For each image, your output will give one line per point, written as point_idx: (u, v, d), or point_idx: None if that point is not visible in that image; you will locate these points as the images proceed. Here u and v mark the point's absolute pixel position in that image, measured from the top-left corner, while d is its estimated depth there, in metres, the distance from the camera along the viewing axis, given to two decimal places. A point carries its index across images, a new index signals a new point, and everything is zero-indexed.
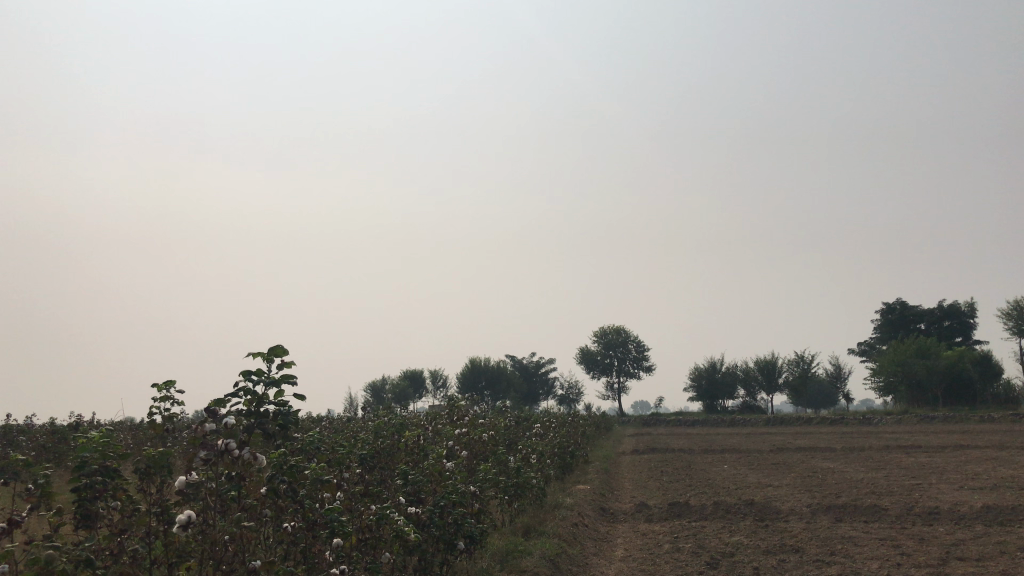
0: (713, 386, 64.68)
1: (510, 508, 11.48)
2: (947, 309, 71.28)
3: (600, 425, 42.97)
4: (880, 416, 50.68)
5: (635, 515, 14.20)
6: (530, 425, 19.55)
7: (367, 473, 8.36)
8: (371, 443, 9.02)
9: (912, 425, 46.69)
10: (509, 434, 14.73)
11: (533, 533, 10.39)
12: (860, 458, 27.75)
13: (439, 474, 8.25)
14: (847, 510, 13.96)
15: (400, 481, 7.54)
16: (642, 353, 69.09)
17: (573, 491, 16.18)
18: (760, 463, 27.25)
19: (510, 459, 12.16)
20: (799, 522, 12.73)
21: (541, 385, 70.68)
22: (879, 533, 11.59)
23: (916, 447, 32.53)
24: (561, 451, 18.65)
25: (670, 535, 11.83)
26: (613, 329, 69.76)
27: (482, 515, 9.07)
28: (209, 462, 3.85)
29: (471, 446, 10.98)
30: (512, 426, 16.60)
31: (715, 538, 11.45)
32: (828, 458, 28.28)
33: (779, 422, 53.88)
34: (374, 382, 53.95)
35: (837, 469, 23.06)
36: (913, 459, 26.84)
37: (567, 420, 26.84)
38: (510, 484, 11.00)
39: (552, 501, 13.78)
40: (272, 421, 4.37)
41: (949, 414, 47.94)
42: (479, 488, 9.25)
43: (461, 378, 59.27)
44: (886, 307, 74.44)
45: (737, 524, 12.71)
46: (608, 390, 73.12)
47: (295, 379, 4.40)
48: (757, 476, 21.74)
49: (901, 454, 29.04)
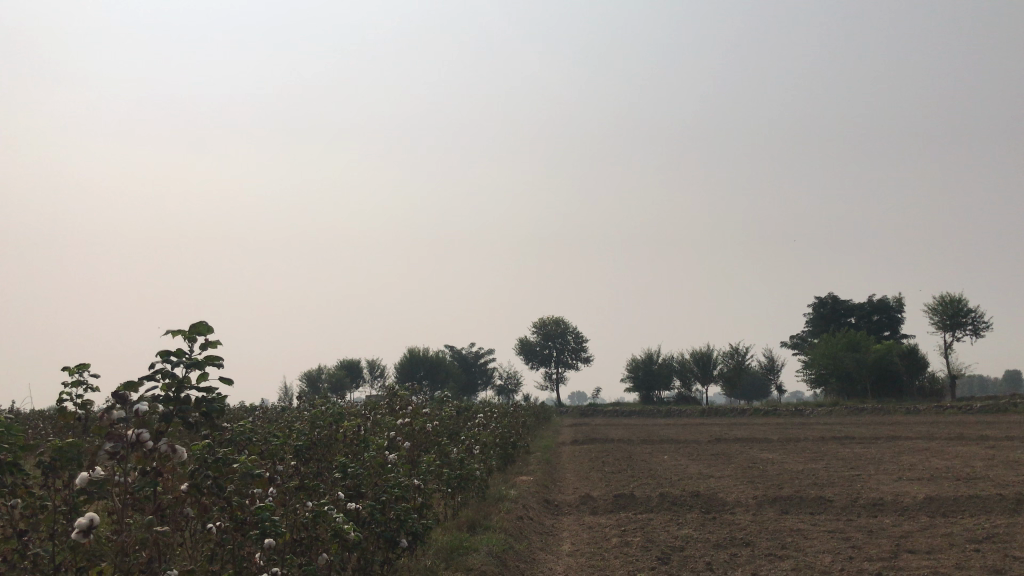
0: (650, 377, 65.12)
1: (453, 501, 11.03)
2: (876, 304, 72.97)
3: (539, 416, 42.74)
4: (811, 408, 51.56)
5: (579, 508, 13.86)
6: (471, 415, 19.08)
7: (302, 465, 7.82)
8: (306, 435, 8.46)
9: (842, 416, 47.55)
10: (451, 425, 14.21)
11: (477, 528, 9.92)
12: (797, 449, 27.97)
13: (381, 467, 7.72)
14: (792, 501, 13.85)
15: (339, 474, 7.02)
16: (581, 344, 69.26)
17: (516, 483, 15.80)
18: (699, 453, 27.24)
19: (453, 450, 11.68)
20: (746, 515, 12.54)
21: (479, 375, 70.23)
22: (827, 525, 11.46)
23: (848, 438, 33.07)
24: (502, 442, 18.25)
25: (618, 529, 11.49)
26: (553, 320, 69.69)
27: (426, 509, 8.62)
28: (119, 456, 3.27)
29: (414, 437, 10.48)
30: (454, 416, 16.13)
31: (663, 532, 11.16)
32: (765, 449, 28.42)
33: (714, 413, 54.41)
34: (310, 371, 52.77)
35: (775, 460, 23.17)
36: (848, 450, 27.10)
37: (507, 410, 26.44)
38: (453, 476, 10.55)
39: (496, 492, 13.38)
40: (194, 409, 3.81)
41: (877, 406, 49.01)
42: (421, 481, 8.75)
43: (399, 369, 58.47)
44: (818, 301, 75.89)
45: (685, 517, 12.46)
46: (547, 381, 73.10)
47: (222, 360, 3.84)
48: (697, 467, 21.66)
49: (836, 445, 29.44)
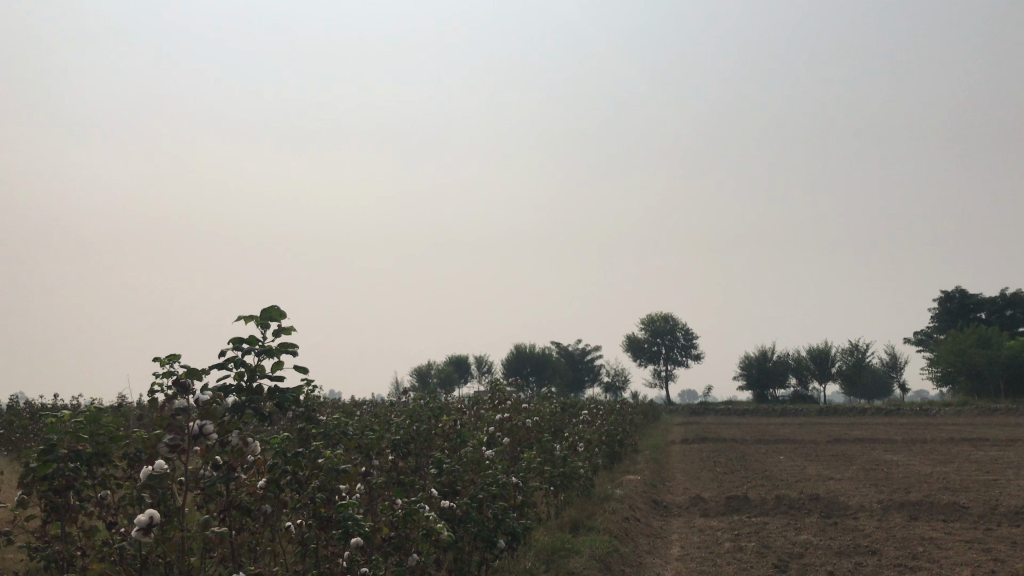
0: (763, 375, 63.03)
1: (556, 500, 10.66)
2: (1009, 298, 68.35)
3: (648, 413, 41.98)
4: (938, 408, 48.67)
5: (690, 509, 13.27)
6: (577, 412, 18.69)
7: (399, 459, 7.66)
8: (405, 427, 8.30)
9: (972, 417, 44.70)
10: (555, 421, 13.86)
11: (580, 529, 9.51)
12: (925, 451, 26.30)
13: (478, 463, 7.43)
14: (922, 507, 12.85)
15: (435, 470, 6.77)
16: (690, 341, 67.70)
17: (624, 482, 15.33)
18: (818, 454, 25.99)
19: (557, 447, 11.31)
20: (871, 521, 11.67)
21: (587, 372, 69.70)
22: (966, 535, 10.49)
23: (981, 440, 30.95)
24: (608, 439, 17.78)
25: (731, 533, 10.88)
26: (661, 316, 68.41)
27: (526, 508, 8.28)
28: (181, 449, 3.10)
29: (515, 433, 10.16)
30: (558, 413, 15.79)
31: (779, 537, 10.48)
32: (890, 451, 26.85)
33: (832, 412, 52.15)
34: (420, 367, 53.58)
35: (901, 462, 21.80)
36: (982, 453, 25.28)
37: (614, 407, 25.92)
38: (556, 474, 10.20)
39: (602, 492, 12.97)
40: (266, 399, 3.57)
41: (1011, 407, 45.79)
42: (522, 479, 8.42)
43: (507, 365, 58.64)
44: (945, 295, 71.70)
45: (803, 521, 11.70)
46: (656, 379, 71.85)
47: (297, 347, 3.59)
48: (816, 468, 20.61)
49: (969, 447, 27.53)
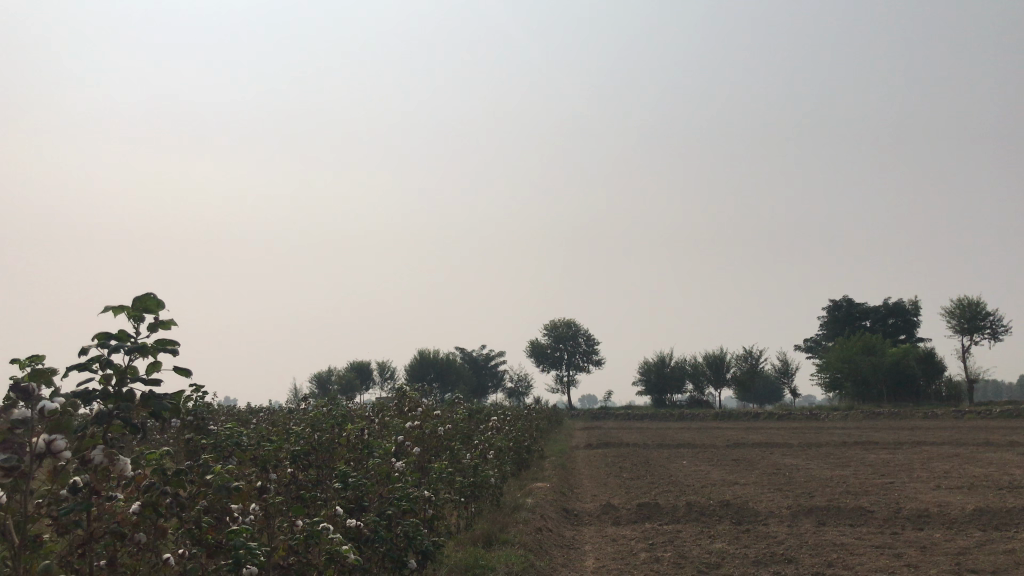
0: (662, 380, 64.02)
1: (466, 512, 10.13)
2: (891, 307, 71.74)
3: (551, 419, 41.88)
4: (827, 412, 50.43)
5: (601, 518, 12.95)
6: (484, 418, 18.20)
7: (298, 472, 7.04)
8: (306, 438, 7.68)
9: (858, 420, 46.50)
10: (464, 428, 13.33)
11: (494, 543, 9.00)
12: (820, 454, 26.98)
13: (386, 475, 6.84)
14: (829, 511, 12.92)
15: (339, 485, 6.15)
16: (592, 346, 68.22)
17: (532, 490, 14.94)
18: (719, 459, 26.30)
19: (466, 456, 10.78)
20: (781, 527, 11.62)
21: (490, 377, 69.42)
22: (875, 540, 10.50)
23: (870, 443, 32.02)
24: (516, 446, 17.38)
25: (645, 542, 10.61)
26: (564, 322, 68.78)
27: (437, 522, 7.71)
28: (20, 474, 2.44)
29: (424, 441, 9.58)
30: (466, 419, 15.27)
31: (694, 546, 10.26)
32: (787, 454, 27.44)
33: (727, 416, 53.47)
34: (319, 372, 52.11)
35: (800, 466, 22.19)
36: (873, 455, 26.07)
37: (520, 412, 25.53)
38: (466, 485, 9.67)
39: (512, 501, 12.53)
40: (140, 408, 2.91)
41: (894, 411, 47.85)
42: (432, 492, 7.87)
43: (409, 370, 57.76)
44: (833, 304, 74.67)
45: (716, 528, 11.54)
46: (557, 384, 72.07)
47: (180, 342, 2.99)
48: (719, 473, 20.75)
49: (860, 451, 28.39)
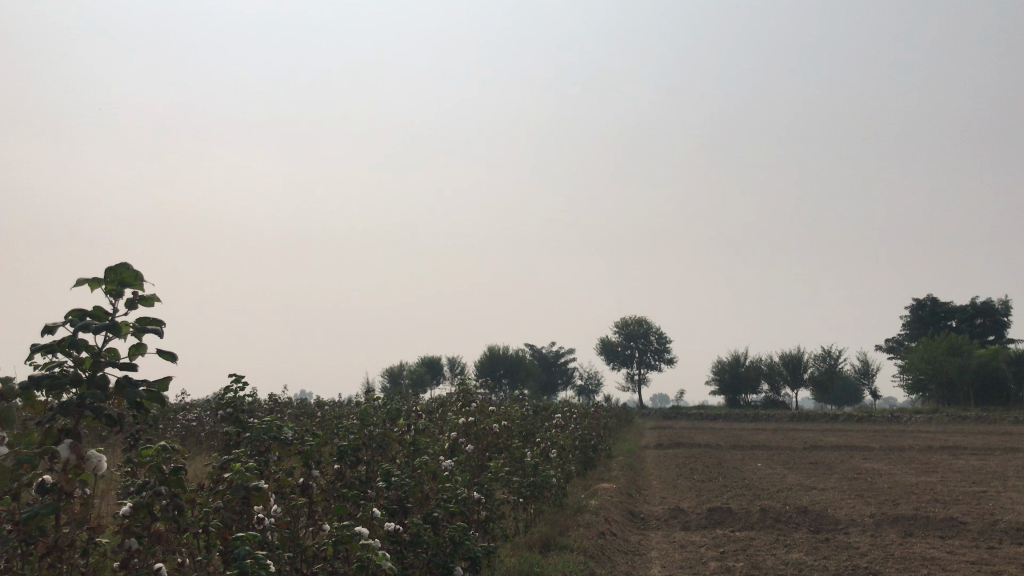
0: (736, 380, 62.43)
1: (525, 513, 9.66)
2: (980, 306, 68.46)
3: (620, 417, 41.16)
4: (910, 415, 48.32)
5: (669, 522, 12.36)
6: (549, 416, 17.74)
7: (345, 468, 6.73)
8: (356, 431, 7.36)
9: (943, 424, 44.40)
10: (526, 425, 12.89)
11: (552, 547, 8.50)
12: (904, 460, 25.64)
13: (434, 474, 6.42)
14: (917, 521, 12.02)
15: (382, 484, 5.74)
16: (664, 344, 67.05)
17: (598, 491, 14.40)
18: (796, 462, 25.27)
19: (527, 454, 10.32)
20: (863, 537, 10.81)
21: (560, 374, 68.87)
22: (970, 555, 9.63)
23: (959, 448, 30.38)
24: (582, 445, 16.87)
25: (715, 550, 9.97)
26: (635, 320, 67.74)
27: (490, 525, 7.26)
28: None
29: (482, 437, 9.15)
30: (530, 416, 14.84)
31: (768, 556, 9.57)
32: (869, 459, 26.20)
33: (804, 418, 51.80)
34: (391, 367, 52.48)
35: (882, 471, 21.07)
36: (961, 462, 24.65)
37: (588, 411, 25.01)
38: (525, 484, 9.21)
39: (575, 502, 12.04)
40: (117, 394, 2.51)
41: (982, 415, 45.54)
42: (485, 493, 7.44)
43: (479, 367, 57.66)
44: (916, 303, 71.77)
45: (791, 537, 10.81)
46: (628, 382, 71.01)
47: (164, 323, 2.61)
48: (796, 476, 19.84)
49: (947, 456, 26.88)
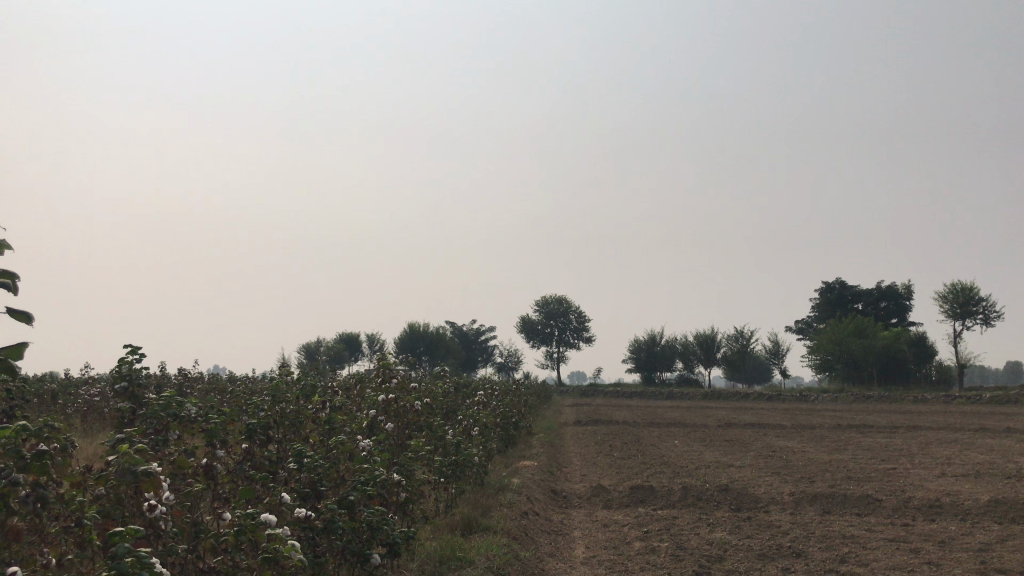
0: (652, 358, 63.39)
1: (447, 493, 9.28)
2: (884, 290, 71.04)
3: (539, 393, 41.16)
4: (817, 394, 49.88)
5: (591, 501, 12.19)
6: (471, 393, 17.40)
7: (255, 447, 6.23)
8: (267, 407, 6.86)
9: (848, 403, 45.96)
10: (447, 402, 12.50)
11: (474, 530, 8.16)
12: (814, 437, 26.25)
13: (352, 455, 5.99)
14: (834, 499, 12.14)
15: (294, 465, 5.30)
16: (583, 323, 67.54)
17: (519, 469, 14.15)
18: (712, 439, 25.66)
19: (448, 432, 9.92)
20: (784, 516, 10.82)
21: (479, 352, 68.72)
22: (888, 533, 9.69)
23: (865, 426, 31.39)
24: (503, 423, 16.61)
25: (640, 529, 9.80)
26: (556, 298, 67.95)
27: (409, 507, 6.87)
28: None
29: (402, 415, 8.70)
30: (452, 393, 14.46)
31: (693, 535, 9.44)
32: (781, 436, 26.77)
33: (717, 396, 52.93)
34: (308, 342, 51.37)
35: (795, 449, 21.49)
36: (868, 439, 25.37)
37: (508, 388, 24.81)
38: (446, 463, 8.82)
39: (497, 481, 11.74)
40: None
41: (884, 394, 47.33)
42: (405, 473, 7.03)
43: (399, 343, 56.99)
44: (825, 286, 74.04)
45: (714, 516, 10.74)
46: (547, 360, 71.36)
47: (16, 276, 2.14)
48: (713, 454, 20.04)
49: (855, 434, 27.67)
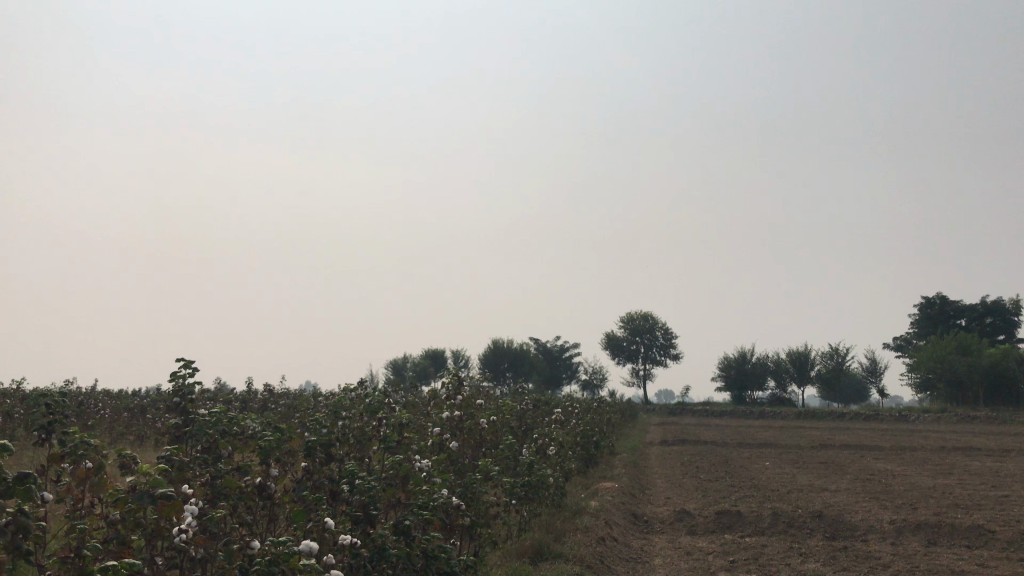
0: (742, 376, 61.53)
1: (519, 515, 8.84)
2: (989, 305, 67.41)
3: (625, 412, 40.32)
4: (917, 414, 47.39)
5: (674, 526, 11.58)
6: (550, 410, 16.94)
7: (312, 466, 5.95)
8: (327, 423, 6.57)
9: (951, 424, 43.50)
10: (523, 421, 12.06)
11: (545, 556, 7.71)
12: (916, 460, 24.76)
13: (411, 476, 5.62)
14: (940, 529, 11.18)
15: (347, 488, 4.98)
16: (670, 339, 66.19)
17: (599, 490, 13.60)
18: (805, 461, 24.49)
19: (521, 452, 9.46)
20: (885, 546, 10.01)
21: (564, 369, 68.10)
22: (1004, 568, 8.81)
23: (971, 449, 29.53)
24: (584, 441, 16.08)
25: (725, 558, 9.17)
26: (641, 315, 66.80)
27: (473, 532, 6.47)
28: None
29: (469, 433, 8.31)
30: (528, 411, 14.01)
31: (783, 566, 8.76)
32: (880, 459, 25.37)
33: (810, 416, 50.92)
34: (394, 359, 51.71)
35: (896, 473, 20.26)
36: (976, 463, 23.77)
37: (590, 406, 24.23)
38: (518, 484, 8.40)
39: (574, 502, 11.24)
40: None
41: (991, 415, 44.60)
42: (469, 496, 6.65)
43: (484, 359, 56.87)
44: (925, 301, 70.74)
45: (808, 545, 10.00)
46: (633, 377, 70.20)
47: None
48: (807, 477, 19.03)
49: (959, 457, 26.02)
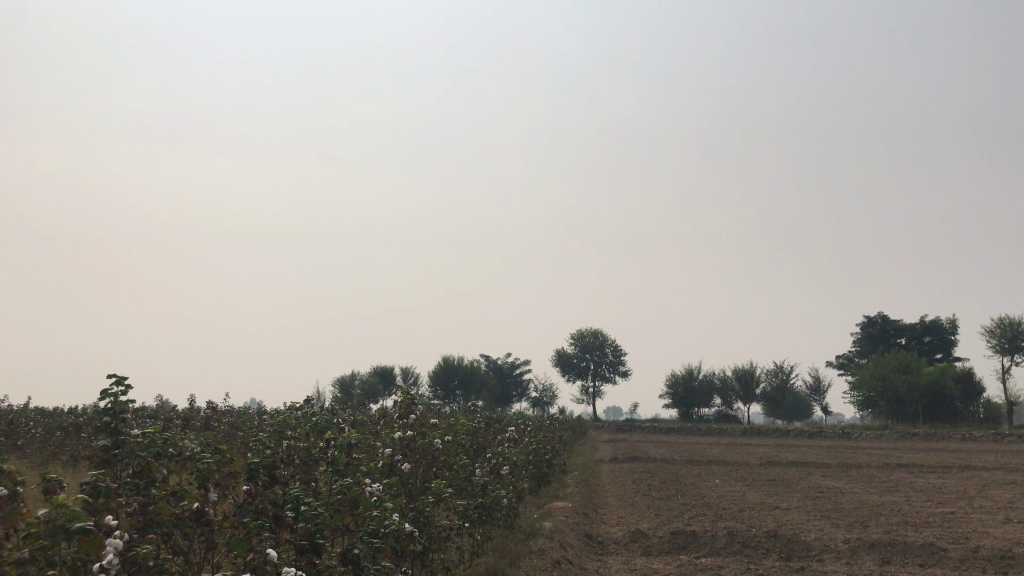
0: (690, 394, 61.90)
1: (472, 538, 8.48)
2: (928, 325, 69.03)
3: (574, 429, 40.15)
4: (860, 431, 48.13)
5: (629, 547, 11.35)
6: (502, 428, 16.63)
7: (252, 489, 5.58)
8: (270, 442, 6.18)
9: (892, 441, 44.23)
10: (476, 439, 11.73)
11: None
12: (861, 477, 24.98)
13: (359, 500, 5.29)
14: (894, 547, 11.14)
15: (290, 514, 4.65)
16: (620, 356, 66.39)
17: (551, 510, 13.34)
18: (754, 478, 24.54)
19: (474, 472, 9.12)
20: (840, 566, 9.91)
21: (514, 386, 67.81)
22: None
23: (913, 466, 29.99)
24: (536, 459, 15.80)
25: None
26: (591, 332, 66.90)
27: (425, 557, 6.13)
28: None
29: (420, 453, 7.95)
30: (480, 429, 13.69)
31: None
32: (826, 476, 25.54)
33: (756, 433, 51.37)
34: (341, 376, 50.85)
35: (843, 490, 20.37)
36: (919, 480, 24.09)
37: (542, 424, 24.01)
38: (472, 506, 8.06)
39: (527, 524, 10.93)
40: None
41: (930, 432, 45.50)
42: (420, 519, 6.31)
43: (433, 376, 56.29)
44: (867, 320, 72.16)
45: (763, 566, 9.84)
46: (583, 395, 70.22)
47: None
48: (757, 495, 19.03)
49: (902, 474, 26.36)
